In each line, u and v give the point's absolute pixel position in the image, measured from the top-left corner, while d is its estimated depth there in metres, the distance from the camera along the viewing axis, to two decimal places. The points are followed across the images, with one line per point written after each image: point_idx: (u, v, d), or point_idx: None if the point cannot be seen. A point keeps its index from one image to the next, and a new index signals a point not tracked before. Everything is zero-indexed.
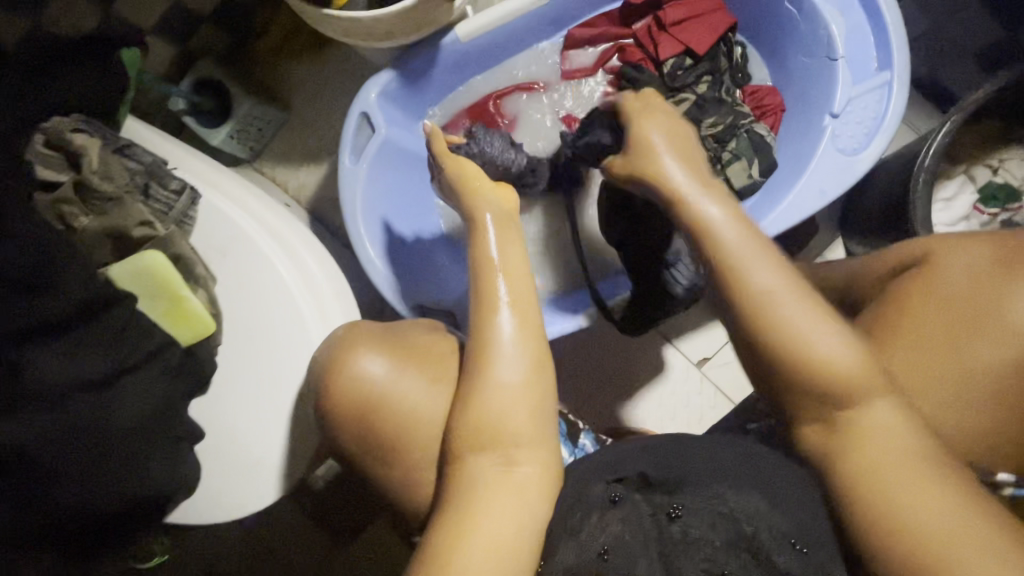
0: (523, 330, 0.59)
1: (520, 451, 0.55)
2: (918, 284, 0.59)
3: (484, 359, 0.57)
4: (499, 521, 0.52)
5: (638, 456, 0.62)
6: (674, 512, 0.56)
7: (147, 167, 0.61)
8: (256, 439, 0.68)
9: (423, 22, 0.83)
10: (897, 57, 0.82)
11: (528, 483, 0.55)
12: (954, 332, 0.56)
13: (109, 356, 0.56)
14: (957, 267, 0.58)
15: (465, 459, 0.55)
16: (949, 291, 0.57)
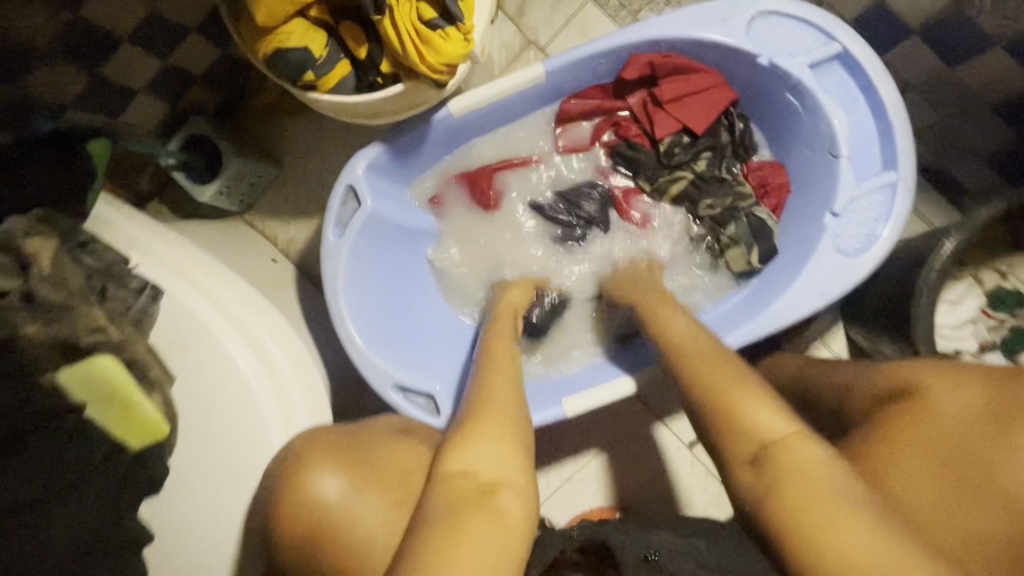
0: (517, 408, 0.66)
1: (507, 480, 0.57)
2: (907, 423, 0.60)
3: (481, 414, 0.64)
4: (481, 540, 0.50)
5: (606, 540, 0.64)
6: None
7: (105, 266, 0.59)
8: (206, 551, 0.63)
9: (414, 102, 0.80)
10: (904, 158, 0.79)
11: (507, 515, 0.54)
12: (948, 491, 0.56)
13: (46, 480, 0.52)
14: (956, 411, 0.58)
15: (455, 462, 0.58)
16: (950, 436, 0.58)
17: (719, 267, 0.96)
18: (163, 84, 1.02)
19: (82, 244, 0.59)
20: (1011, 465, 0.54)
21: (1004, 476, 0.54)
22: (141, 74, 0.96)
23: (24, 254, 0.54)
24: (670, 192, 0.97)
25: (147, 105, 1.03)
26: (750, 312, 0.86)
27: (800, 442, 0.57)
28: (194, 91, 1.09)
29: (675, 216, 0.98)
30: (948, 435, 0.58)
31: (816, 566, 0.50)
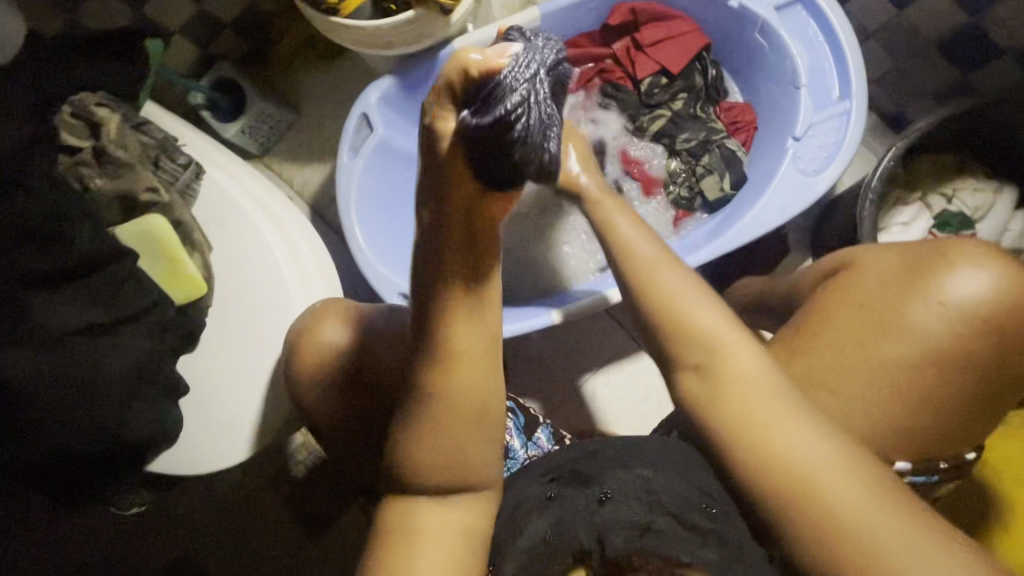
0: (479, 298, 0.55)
1: (474, 419, 0.55)
2: (844, 290, 0.68)
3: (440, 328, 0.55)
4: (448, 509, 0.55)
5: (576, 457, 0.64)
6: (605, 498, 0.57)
7: (158, 143, 0.69)
8: (237, 400, 0.74)
9: (423, 34, 0.91)
10: (857, 87, 0.89)
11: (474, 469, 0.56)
12: (863, 334, 0.65)
13: (104, 309, 0.62)
14: (876, 275, 0.67)
15: (435, 418, 0.55)
16: (872, 295, 0.66)
17: (694, 199, 1.04)
18: (194, 27, 1.13)
19: (139, 124, 0.69)
20: (913, 306, 0.64)
21: (909, 314, 0.64)
22: (175, 14, 1.07)
23: (95, 121, 0.64)
24: (650, 129, 1.06)
25: (180, 47, 1.14)
26: (719, 231, 0.95)
27: (735, 352, 0.57)
28: (222, 38, 1.20)
29: (653, 151, 1.07)
30: (866, 291, 0.67)
31: (751, 475, 0.53)
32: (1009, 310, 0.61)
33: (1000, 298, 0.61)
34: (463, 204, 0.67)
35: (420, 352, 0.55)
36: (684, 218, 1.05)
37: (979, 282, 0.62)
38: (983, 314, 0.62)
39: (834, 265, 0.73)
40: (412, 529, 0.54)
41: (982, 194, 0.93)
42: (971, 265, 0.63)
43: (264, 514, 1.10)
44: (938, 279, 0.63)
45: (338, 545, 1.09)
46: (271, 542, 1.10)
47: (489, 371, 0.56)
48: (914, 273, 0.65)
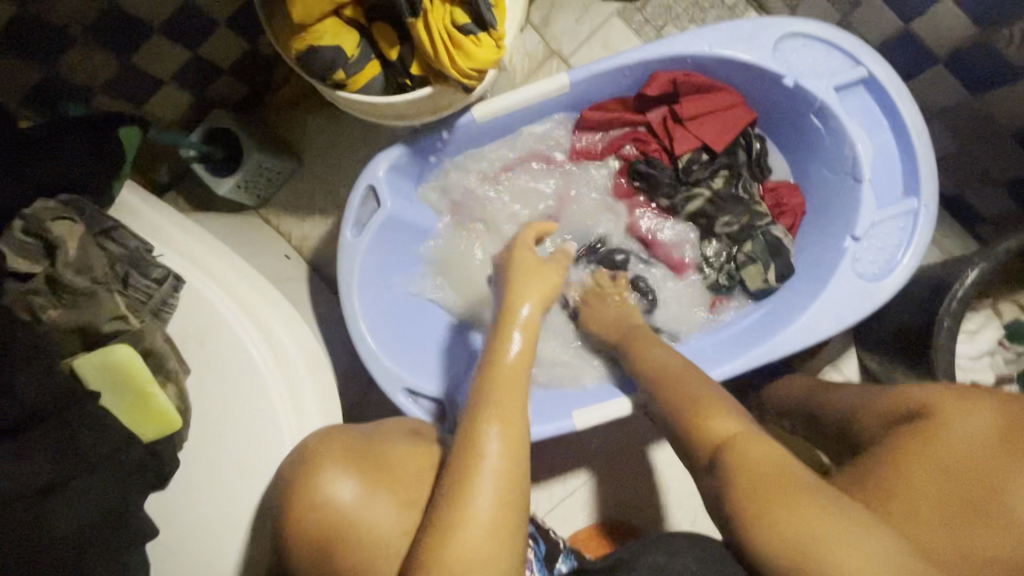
0: (506, 450, 0.57)
1: None
2: (924, 441, 0.58)
3: (466, 485, 0.54)
4: None
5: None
6: None
7: (130, 254, 0.59)
8: (214, 544, 0.63)
9: (440, 105, 0.80)
10: (926, 185, 0.79)
11: None
12: (955, 519, 0.53)
13: (56, 464, 0.52)
14: (965, 431, 0.57)
15: None
16: (962, 452, 0.55)
17: (734, 286, 0.96)
18: (188, 75, 1.03)
19: (108, 230, 0.58)
20: (1016, 489, 0.52)
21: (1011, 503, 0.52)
22: (167, 63, 0.97)
23: (50, 239, 0.53)
24: (686, 209, 0.98)
25: (173, 96, 1.04)
26: (763, 332, 0.86)
27: (746, 438, 0.60)
28: (218, 85, 1.10)
29: (687, 232, 0.99)
30: (957, 454, 0.56)
31: (758, 539, 0.52)
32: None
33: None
34: (516, 347, 0.65)
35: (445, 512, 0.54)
36: (720, 305, 0.97)
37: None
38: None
39: (909, 406, 0.62)
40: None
41: None
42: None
43: None
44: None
45: None
46: None
47: (513, 527, 0.54)
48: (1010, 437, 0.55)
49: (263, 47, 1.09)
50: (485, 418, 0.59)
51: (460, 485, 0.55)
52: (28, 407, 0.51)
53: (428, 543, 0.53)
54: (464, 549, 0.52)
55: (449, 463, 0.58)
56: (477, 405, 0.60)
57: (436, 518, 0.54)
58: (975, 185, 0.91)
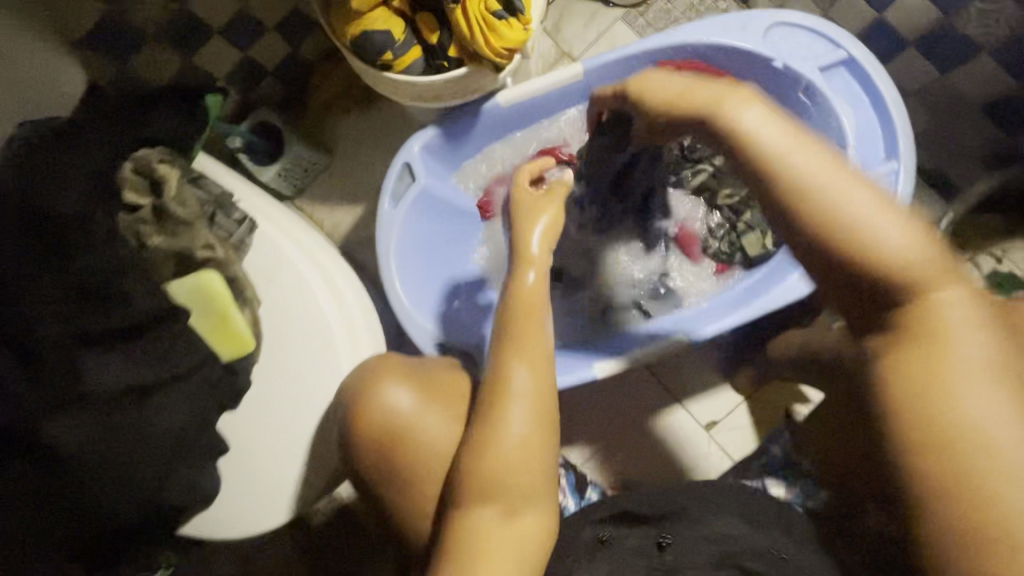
0: (535, 380, 0.62)
1: (525, 491, 0.59)
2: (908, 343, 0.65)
3: (498, 407, 0.61)
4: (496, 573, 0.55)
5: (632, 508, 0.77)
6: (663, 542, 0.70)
7: (215, 198, 0.69)
8: (279, 459, 0.71)
9: (471, 87, 0.91)
10: (904, 149, 0.89)
11: (527, 531, 0.58)
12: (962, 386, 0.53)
13: (156, 367, 0.60)
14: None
15: (473, 489, 0.59)
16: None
17: (735, 254, 1.04)
18: (238, 74, 1.14)
19: (197, 178, 0.69)
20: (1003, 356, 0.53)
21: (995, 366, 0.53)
22: (224, 63, 1.10)
23: (156, 178, 0.64)
24: (692, 183, 1.07)
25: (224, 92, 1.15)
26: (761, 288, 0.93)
27: (891, 232, 0.51)
28: (262, 83, 1.21)
29: (692, 205, 1.08)
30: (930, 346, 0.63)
31: (919, 382, 0.49)
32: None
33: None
34: (532, 274, 0.69)
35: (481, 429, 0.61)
36: (724, 272, 1.05)
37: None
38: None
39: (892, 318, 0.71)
40: (484, 548, 0.56)
41: None
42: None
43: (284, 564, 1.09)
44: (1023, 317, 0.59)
45: None
46: None
47: (546, 444, 0.61)
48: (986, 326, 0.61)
49: (304, 50, 1.21)
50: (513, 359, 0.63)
51: (496, 415, 0.60)
52: (136, 316, 0.59)
53: (472, 464, 0.59)
54: (499, 458, 0.59)
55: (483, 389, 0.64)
56: (506, 346, 0.64)
57: (477, 442, 0.60)
58: (952, 157, 1.01)
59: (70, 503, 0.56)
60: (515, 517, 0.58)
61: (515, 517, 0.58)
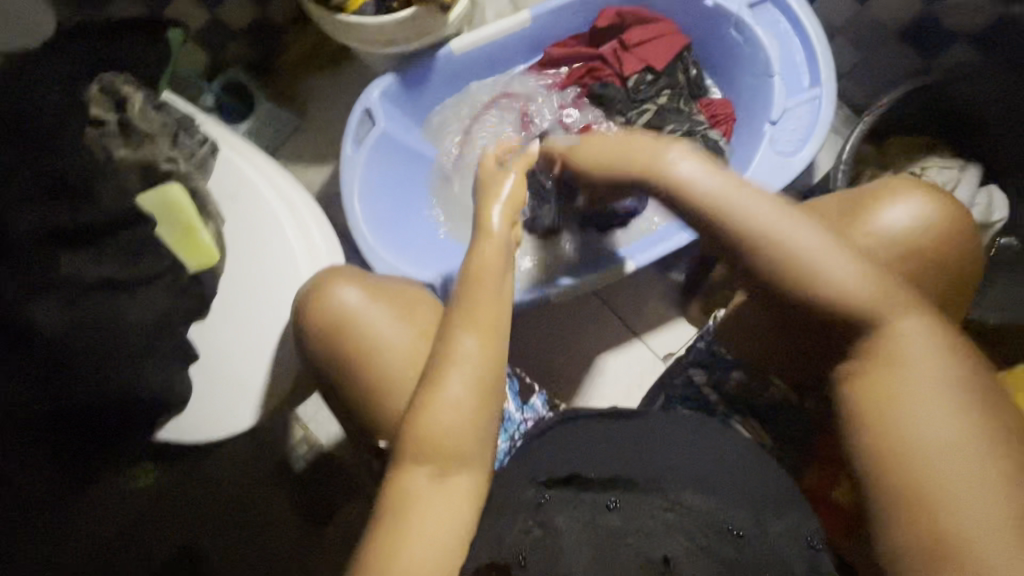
0: (484, 350, 0.63)
1: (462, 453, 0.61)
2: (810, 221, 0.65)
3: (440, 369, 0.62)
4: (428, 525, 0.57)
5: (573, 450, 0.67)
6: (612, 505, 0.61)
7: (177, 120, 0.75)
8: (247, 365, 0.77)
9: (423, 30, 0.97)
10: (827, 74, 0.95)
11: (459, 490, 0.60)
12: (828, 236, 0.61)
13: (127, 266, 0.66)
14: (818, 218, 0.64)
15: (409, 450, 0.60)
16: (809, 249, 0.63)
17: None
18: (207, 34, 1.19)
19: (159, 103, 0.74)
20: (876, 221, 0.60)
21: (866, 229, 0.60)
22: (192, 20, 1.14)
23: (119, 96, 0.68)
24: (637, 123, 1.11)
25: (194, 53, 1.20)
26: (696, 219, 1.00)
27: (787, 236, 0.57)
28: (232, 45, 1.26)
29: None
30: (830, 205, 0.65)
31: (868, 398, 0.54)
32: (930, 238, 0.58)
33: (924, 228, 0.58)
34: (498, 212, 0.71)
35: (421, 389, 0.62)
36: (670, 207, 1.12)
37: (910, 211, 0.59)
38: (917, 240, 0.59)
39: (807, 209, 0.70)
40: (410, 495, 0.59)
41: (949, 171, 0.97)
42: (907, 198, 0.60)
43: (268, 500, 1.13)
44: (870, 215, 0.60)
45: (339, 532, 1.11)
46: (272, 530, 1.12)
47: (485, 405, 0.62)
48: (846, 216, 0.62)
49: (272, 11, 1.26)
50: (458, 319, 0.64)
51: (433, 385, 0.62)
52: (108, 216, 0.65)
53: (413, 416, 0.61)
54: (438, 418, 0.60)
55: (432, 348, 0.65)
56: (461, 309, 0.65)
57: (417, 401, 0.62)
58: (879, 88, 1.08)
59: (52, 387, 0.61)
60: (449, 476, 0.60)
61: (446, 477, 0.60)
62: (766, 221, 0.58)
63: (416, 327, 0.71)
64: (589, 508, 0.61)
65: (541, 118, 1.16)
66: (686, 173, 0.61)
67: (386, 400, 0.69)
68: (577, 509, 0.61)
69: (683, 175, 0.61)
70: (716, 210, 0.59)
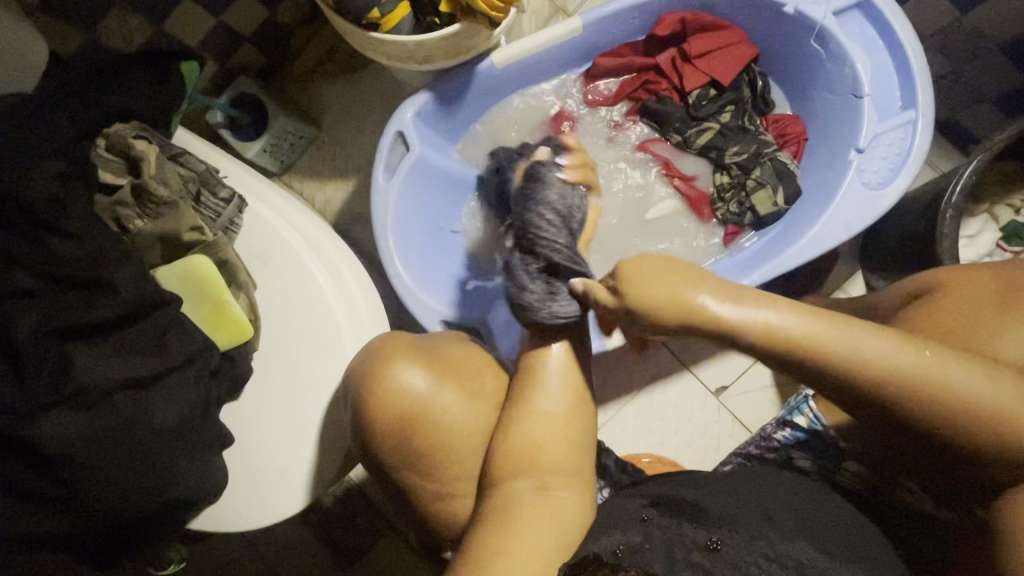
0: (571, 371, 0.61)
1: (561, 468, 0.59)
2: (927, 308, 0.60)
3: (528, 389, 0.60)
4: (540, 529, 0.54)
5: (677, 492, 0.60)
6: (711, 545, 0.52)
7: (199, 175, 0.64)
8: (286, 449, 0.68)
9: (464, 47, 0.86)
10: (923, 96, 0.84)
11: (565, 507, 0.57)
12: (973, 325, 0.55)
13: (150, 359, 0.58)
14: (962, 301, 0.57)
15: (510, 454, 0.58)
16: (958, 321, 0.56)
17: (745, 215, 1.00)
18: (213, 42, 1.06)
19: (178, 154, 0.63)
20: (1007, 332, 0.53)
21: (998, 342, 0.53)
22: (196, 31, 1.02)
23: (132, 155, 0.59)
24: (698, 142, 1.02)
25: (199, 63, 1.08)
26: (774, 252, 0.90)
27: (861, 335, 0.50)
28: (240, 52, 1.13)
29: (698, 165, 1.04)
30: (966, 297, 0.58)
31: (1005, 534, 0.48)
32: None
33: None
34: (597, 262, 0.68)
35: (510, 405, 0.61)
36: (733, 236, 1.02)
37: None
38: None
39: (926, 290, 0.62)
40: (513, 516, 0.55)
41: None
42: None
43: (298, 548, 1.06)
44: None
45: None
46: None
47: (584, 424, 0.61)
48: (1008, 304, 0.55)
49: (283, 16, 1.13)
50: (541, 354, 0.61)
51: (521, 399, 0.60)
52: (125, 307, 0.56)
53: (501, 434, 0.59)
54: (537, 423, 0.59)
55: (514, 380, 0.63)
56: (536, 336, 0.62)
57: (504, 427, 0.59)
58: (968, 104, 0.97)
59: (76, 500, 0.55)
60: (546, 492, 0.57)
61: (547, 494, 0.57)
62: (884, 361, 0.48)
63: (489, 409, 0.62)
64: (686, 542, 0.52)
65: (597, 141, 1.06)
66: (811, 334, 0.49)
67: (454, 500, 0.61)
68: (676, 539, 0.53)
69: (773, 323, 0.50)
70: (847, 364, 0.49)
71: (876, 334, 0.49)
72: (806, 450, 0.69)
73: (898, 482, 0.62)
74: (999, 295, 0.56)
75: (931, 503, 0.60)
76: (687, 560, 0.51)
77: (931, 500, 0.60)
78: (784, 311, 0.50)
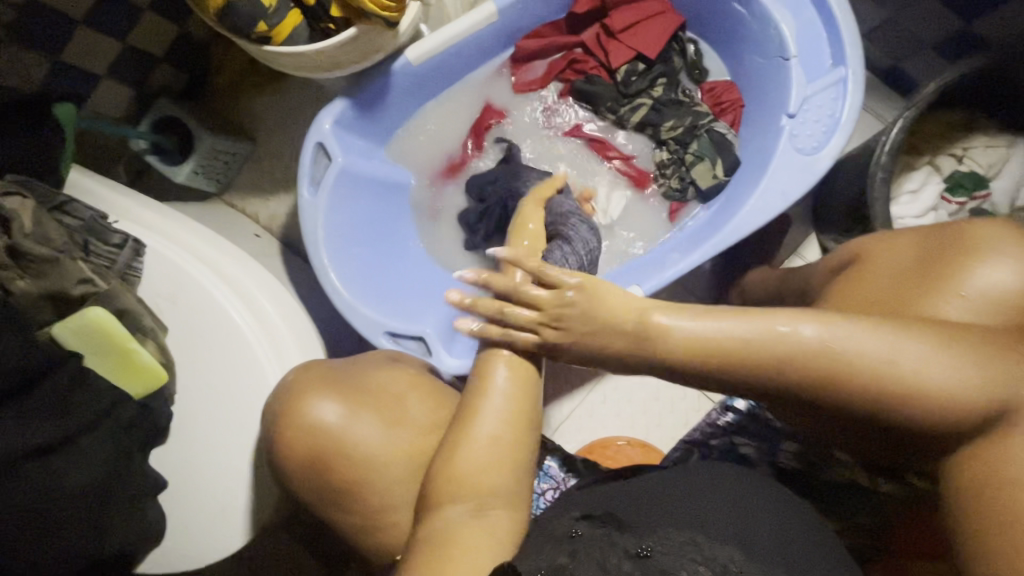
0: (513, 393, 0.59)
1: (500, 490, 0.56)
2: (857, 277, 0.58)
3: (468, 413, 0.58)
4: (476, 552, 0.52)
5: (609, 502, 0.58)
6: (641, 553, 0.48)
7: (85, 224, 0.63)
8: (220, 489, 0.66)
9: (370, 48, 0.82)
10: (852, 50, 0.80)
11: (497, 523, 0.55)
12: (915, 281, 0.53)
13: (58, 421, 0.56)
14: (886, 265, 0.56)
15: (448, 473, 0.56)
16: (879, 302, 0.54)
17: (687, 189, 0.96)
18: (123, 67, 1.01)
19: (60, 205, 0.62)
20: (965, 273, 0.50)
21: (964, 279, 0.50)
22: (102, 58, 0.97)
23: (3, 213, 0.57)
24: (633, 120, 0.99)
25: (112, 91, 1.03)
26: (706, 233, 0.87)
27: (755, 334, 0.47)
28: (156, 74, 1.09)
29: (635, 143, 1.01)
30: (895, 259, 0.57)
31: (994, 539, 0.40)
32: None
33: None
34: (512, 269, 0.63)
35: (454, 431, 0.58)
36: (678, 213, 0.98)
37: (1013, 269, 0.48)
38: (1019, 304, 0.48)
39: (844, 258, 0.64)
40: (449, 540, 0.53)
41: (995, 151, 0.86)
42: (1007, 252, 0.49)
43: None
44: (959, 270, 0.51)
45: None
46: None
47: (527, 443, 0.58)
48: (920, 271, 0.53)
49: (195, 29, 1.08)
50: (493, 359, 0.60)
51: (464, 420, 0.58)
52: (17, 374, 0.54)
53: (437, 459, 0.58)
54: (482, 432, 0.57)
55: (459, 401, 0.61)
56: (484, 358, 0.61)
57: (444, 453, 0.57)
58: (906, 52, 0.94)
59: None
60: (479, 513, 0.55)
61: (484, 517, 0.55)
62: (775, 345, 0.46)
63: (411, 437, 0.61)
64: (614, 551, 0.49)
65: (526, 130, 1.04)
66: (823, 340, 0.45)
67: (387, 527, 0.61)
68: (606, 551, 0.49)
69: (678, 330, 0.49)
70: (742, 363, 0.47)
71: (733, 325, 0.48)
72: (748, 436, 0.73)
73: (839, 457, 0.64)
74: (915, 262, 0.54)
75: (874, 477, 0.62)
76: (617, 569, 0.47)
77: (866, 473, 0.61)
78: (768, 321, 0.47)
